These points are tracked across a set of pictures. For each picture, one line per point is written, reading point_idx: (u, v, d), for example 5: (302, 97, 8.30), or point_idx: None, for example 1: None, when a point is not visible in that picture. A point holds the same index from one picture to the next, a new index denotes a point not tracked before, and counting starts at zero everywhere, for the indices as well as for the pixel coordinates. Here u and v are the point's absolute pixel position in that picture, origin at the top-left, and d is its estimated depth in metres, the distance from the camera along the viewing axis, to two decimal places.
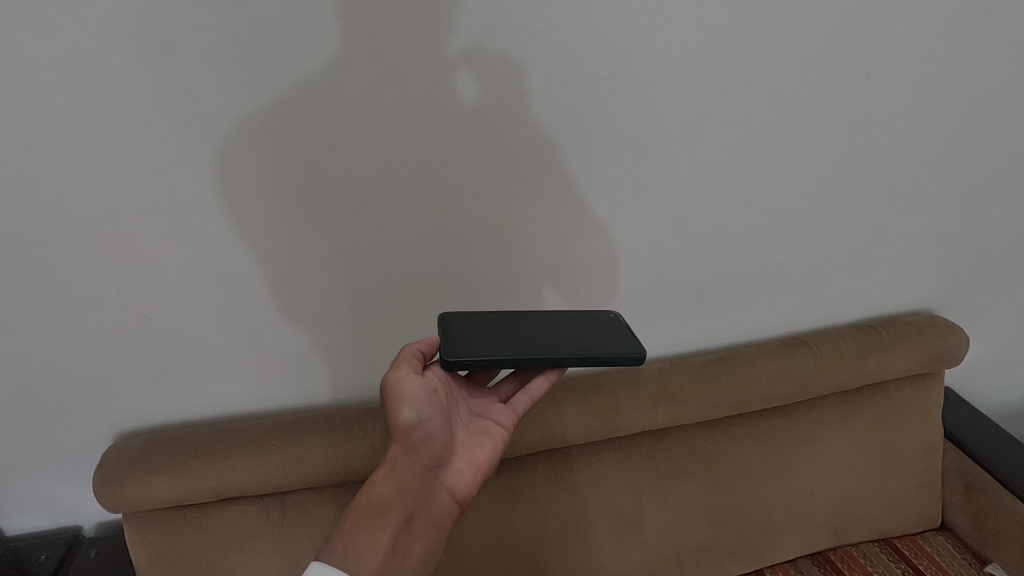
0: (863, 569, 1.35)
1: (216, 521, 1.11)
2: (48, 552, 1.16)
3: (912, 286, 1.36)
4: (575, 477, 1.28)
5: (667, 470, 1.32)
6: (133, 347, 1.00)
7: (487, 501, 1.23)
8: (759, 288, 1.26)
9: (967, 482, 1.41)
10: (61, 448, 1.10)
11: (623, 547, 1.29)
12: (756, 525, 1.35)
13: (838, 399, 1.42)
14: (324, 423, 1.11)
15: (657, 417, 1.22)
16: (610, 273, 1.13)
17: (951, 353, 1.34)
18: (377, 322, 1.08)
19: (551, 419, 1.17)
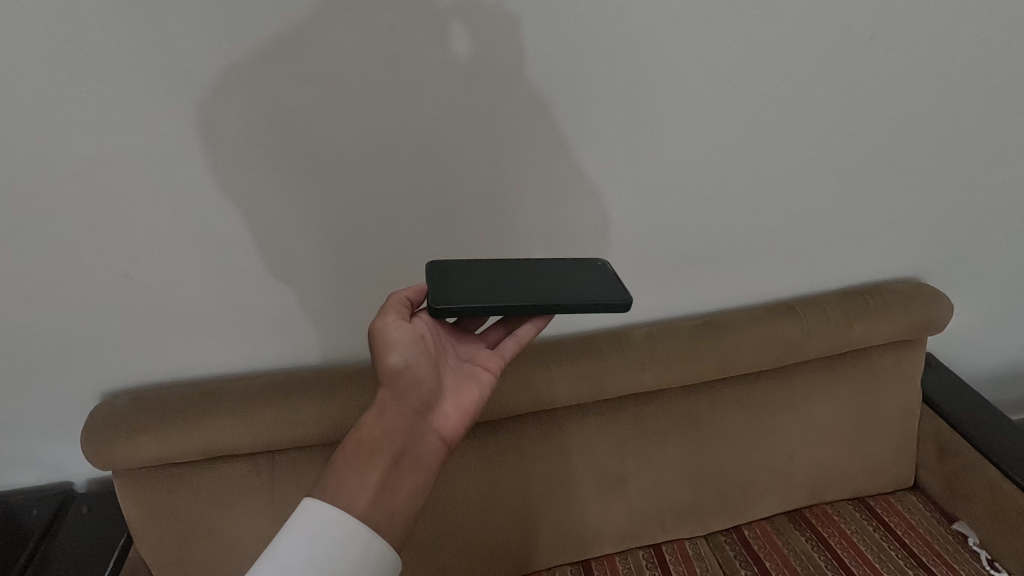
0: (836, 525, 1.40)
1: (208, 480, 1.12)
2: (41, 508, 1.19)
3: (900, 253, 1.36)
4: (561, 437, 1.31)
5: (651, 432, 1.35)
6: (117, 307, 0.99)
7: (474, 460, 1.27)
8: (750, 254, 1.26)
9: (940, 445, 1.44)
10: (48, 407, 1.10)
11: (607, 504, 1.33)
12: (737, 486, 1.39)
13: (822, 365, 1.44)
14: (313, 385, 1.11)
15: (644, 380, 1.24)
16: (599, 231, 1.10)
17: (935, 321, 1.35)
18: (364, 279, 1.05)
19: (537, 384, 1.19)
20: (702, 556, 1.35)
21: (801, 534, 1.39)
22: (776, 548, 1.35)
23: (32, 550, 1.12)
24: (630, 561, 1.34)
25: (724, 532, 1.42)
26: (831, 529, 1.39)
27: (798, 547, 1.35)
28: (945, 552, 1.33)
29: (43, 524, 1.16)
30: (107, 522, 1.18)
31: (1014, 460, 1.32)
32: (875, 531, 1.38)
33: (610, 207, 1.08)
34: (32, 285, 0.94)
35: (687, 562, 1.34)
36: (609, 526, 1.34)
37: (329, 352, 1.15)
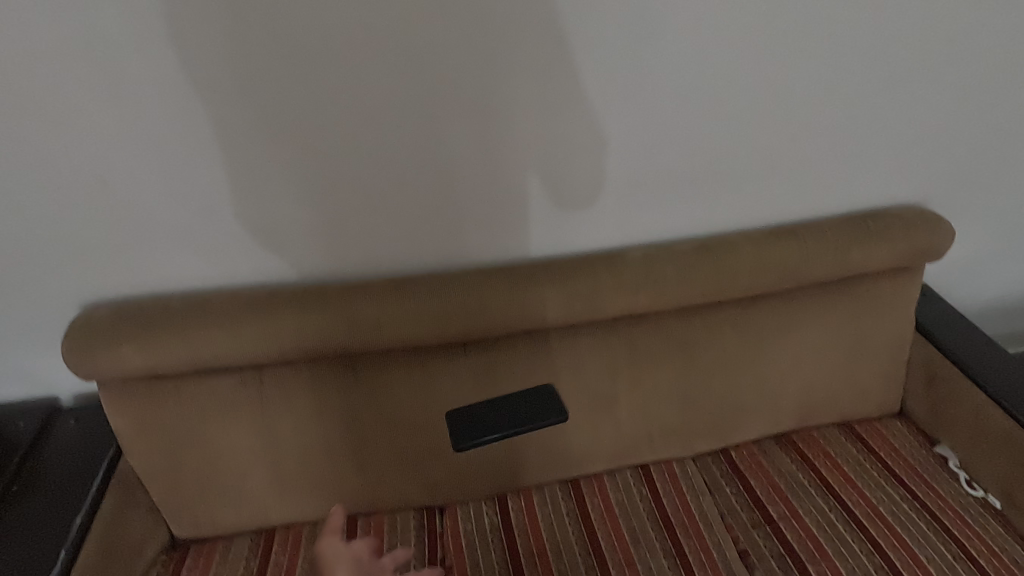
0: (819, 447, 1.42)
1: (199, 390, 1.13)
2: (27, 420, 1.19)
3: (907, 174, 1.28)
4: (552, 358, 1.27)
5: (643, 355, 1.33)
6: (96, 205, 1.01)
7: (456, 379, 1.23)
8: (746, 170, 1.20)
9: (928, 374, 1.40)
10: (32, 316, 1.11)
11: (599, 422, 1.33)
12: (726, 409, 1.40)
13: (816, 290, 1.40)
14: (297, 300, 1.08)
15: (634, 301, 1.16)
16: (595, 167, 1.13)
17: (934, 249, 1.26)
18: (365, 207, 1.09)
19: (516, 305, 1.11)
20: (690, 475, 1.36)
21: (787, 456, 1.39)
22: (761, 469, 1.37)
23: (20, 460, 1.12)
24: (619, 482, 1.35)
25: (711, 453, 1.42)
26: (815, 452, 1.40)
27: (784, 471, 1.36)
28: (928, 474, 1.33)
29: (29, 435, 1.16)
30: (94, 432, 1.18)
31: (1006, 386, 1.26)
32: (860, 455, 1.39)
33: (606, 135, 1.10)
34: (17, 184, 0.98)
35: (675, 482, 1.35)
36: (599, 447, 1.34)
37: (309, 267, 1.13)
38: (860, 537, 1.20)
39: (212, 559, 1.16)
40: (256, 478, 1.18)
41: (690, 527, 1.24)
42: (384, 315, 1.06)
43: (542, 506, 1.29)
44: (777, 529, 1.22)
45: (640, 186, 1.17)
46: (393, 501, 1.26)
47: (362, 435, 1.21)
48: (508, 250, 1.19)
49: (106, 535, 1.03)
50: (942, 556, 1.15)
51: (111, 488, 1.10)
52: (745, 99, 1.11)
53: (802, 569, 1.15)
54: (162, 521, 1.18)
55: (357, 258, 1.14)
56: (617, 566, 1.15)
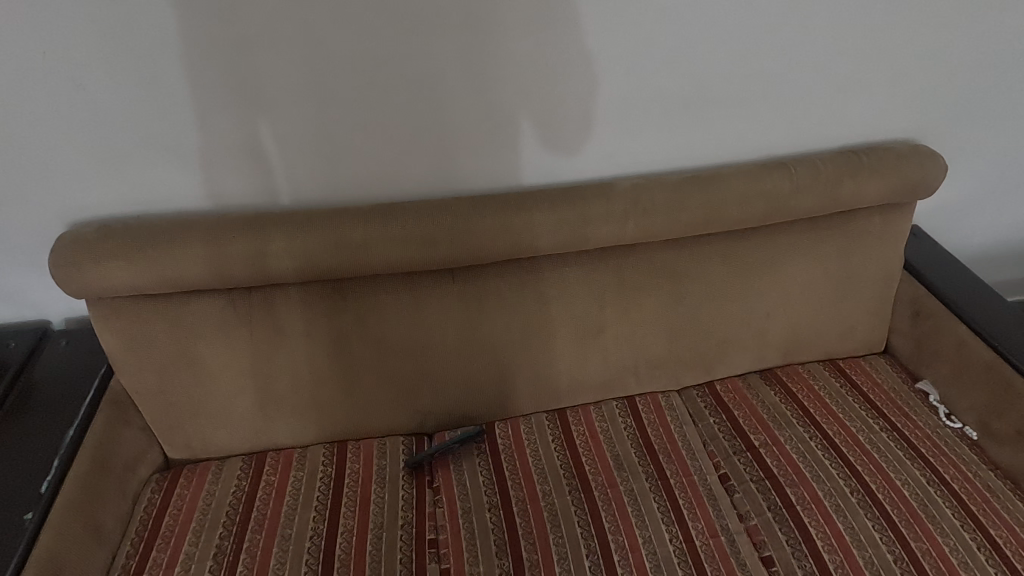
0: (806, 383, 1.21)
1: (183, 314, 1.02)
2: (17, 341, 1.12)
3: (908, 106, 1.18)
4: (538, 283, 1.10)
5: (635, 282, 1.13)
6: (52, 117, 0.93)
7: (398, 300, 1.06)
8: (745, 97, 1.10)
9: (914, 308, 1.24)
10: (5, 237, 1.04)
11: (586, 357, 1.16)
12: (712, 341, 1.20)
13: (805, 224, 1.18)
14: (283, 218, 0.99)
15: (619, 232, 1.05)
16: (588, 91, 1.04)
17: (928, 182, 1.14)
18: (342, 125, 1.01)
19: (523, 229, 1.01)
20: (674, 407, 1.18)
21: (771, 390, 1.20)
22: (745, 400, 1.18)
23: (13, 378, 1.07)
24: (604, 411, 1.18)
25: (697, 386, 1.24)
26: (802, 388, 1.19)
27: (768, 401, 1.17)
28: (906, 404, 1.16)
29: (21, 355, 1.10)
30: (87, 354, 1.12)
31: (994, 321, 1.13)
32: (843, 387, 1.20)
33: (596, 52, 1.00)
34: None
35: (659, 411, 1.17)
36: (586, 377, 1.18)
37: (275, 193, 1.05)
38: (839, 462, 1.04)
39: (207, 475, 1.06)
40: (250, 398, 1.08)
41: (672, 453, 1.08)
42: (374, 239, 0.97)
43: (527, 433, 1.13)
44: (759, 457, 1.07)
45: (627, 112, 1.08)
46: (379, 430, 1.14)
47: (349, 357, 1.08)
48: (498, 179, 1.10)
49: (98, 449, 0.98)
50: (915, 481, 1.00)
51: (102, 407, 1.03)
52: (733, 15, 1.01)
53: (781, 493, 1.00)
54: (157, 446, 1.09)
55: (333, 183, 1.06)
56: (599, 489, 1.02)
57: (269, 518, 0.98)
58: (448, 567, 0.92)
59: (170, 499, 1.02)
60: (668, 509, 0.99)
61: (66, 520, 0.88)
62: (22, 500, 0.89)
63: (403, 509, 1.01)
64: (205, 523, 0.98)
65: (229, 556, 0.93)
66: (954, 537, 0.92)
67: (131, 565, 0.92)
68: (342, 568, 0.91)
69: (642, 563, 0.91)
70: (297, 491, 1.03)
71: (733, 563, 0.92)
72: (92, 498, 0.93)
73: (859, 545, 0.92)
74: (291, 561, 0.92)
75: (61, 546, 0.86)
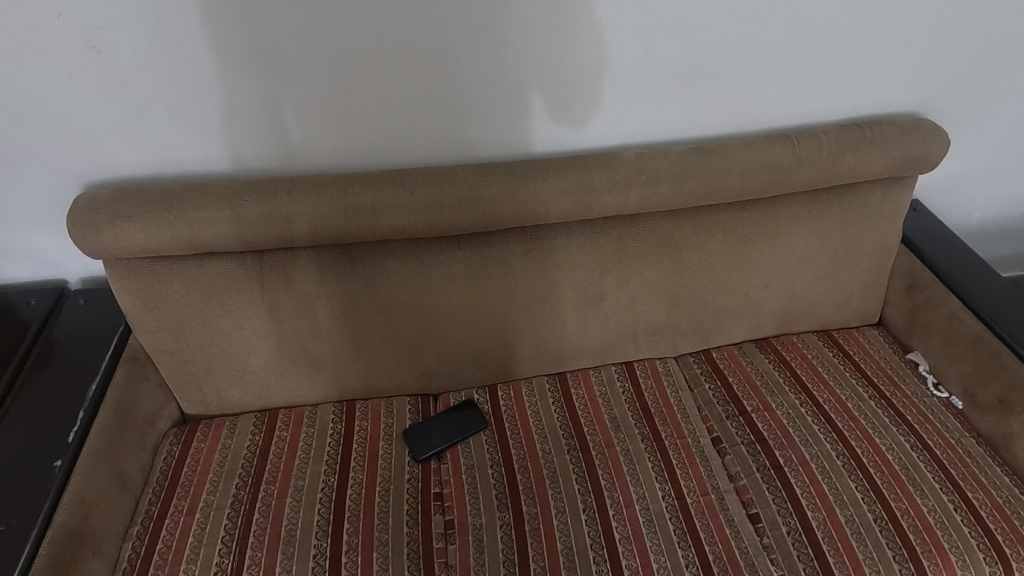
0: (799, 353, 1.25)
1: (197, 276, 1.06)
2: (38, 299, 1.17)
3: (913, 80, 1.19)
4: (542, 250, 1.14)
5: (635, 251, 1.17)
6: (70, 80, 0.95)
7: (407, 265, 1.10)
8: (751, 69, 1.11)
9: (909, 281, 1.27)
10: (26, 195, 1.07)
11: (586, 322, 1.21)
12: (708, 309, 1.24)
13: (805, 196, 1.20)
14: (293, 183, 1.01)
15: (623, 202, 1.08)
16: (597, 60, 1.05)
17: (927, 158, 1.16)
18: (353, 91, 1.03)
19: (529, 197, 1.04)
20: (671, 372, 1.23)
21: (766, 359, 1.24)
22: (740, 367, 1.23)
23: (34, 336, 1.11)
24: (603, 375, 1.23)
25: (693, 353, 1.29)
26: (796, 358, 1.24)
27: (762, 369, 1.22)
28: (894, 374, 1.20)
29: (41, 314, 1.14)
30: (106, 312, 1.16)
31: (986, 296, 1.17)
32: (834, 356, 1.24)
33: (606, 20, 1.01)
34: None
35: (657, 377, 1.22)
36: (586, 342, 1.23)
37: (286, 158, 1.08)
38: (827, 427, 1.09)
39: (223, 430, 1.12)
40: (264, 357, 1.13)
41: (668, 416, 1.14)
42: (383, 205, 1.01)
43: (529, 395, 1.19)
44: (751, 422, 1.12)
45: (633, 83, 1.09)
46: (387, 389, 1.19)
47: (359, 319, 1.12)
48: (505, 146, 1.13)
49: (119, 404, 1.03)
50: (898, 446, 1.05)
51: (122, 363, 1.08)
52: None
53: (770, 455, 1.05)
54: (172, 399, 1.15)
55: (344, 148, 1.09)
56: (596, 449, 1.08)
57: (282, 470, 1.04)
58: (451, 518, 0.99)
59: (187, 451, 1.08)
60: (662, 468, 1.04)
61: (92, 468, 0.94)
62: (49, 449, 0.95)
63: (410, 465, 1.07)
64: (222, 474, 1.04)
65: (246, 503, 0.99)
66: (932, 499, 0.97)
67: (153, 511, 0.99)
68: (352, 515, 0.97)
69: (636, 517, 0.97)
70: (309, 446, 1.09)
71: (722, 519, 0.98)
72: (115, 449, 0.99)
73: (841, 504, 0.97)
74: (305, 509, 0.98)
75: (87, 492, 0.92)
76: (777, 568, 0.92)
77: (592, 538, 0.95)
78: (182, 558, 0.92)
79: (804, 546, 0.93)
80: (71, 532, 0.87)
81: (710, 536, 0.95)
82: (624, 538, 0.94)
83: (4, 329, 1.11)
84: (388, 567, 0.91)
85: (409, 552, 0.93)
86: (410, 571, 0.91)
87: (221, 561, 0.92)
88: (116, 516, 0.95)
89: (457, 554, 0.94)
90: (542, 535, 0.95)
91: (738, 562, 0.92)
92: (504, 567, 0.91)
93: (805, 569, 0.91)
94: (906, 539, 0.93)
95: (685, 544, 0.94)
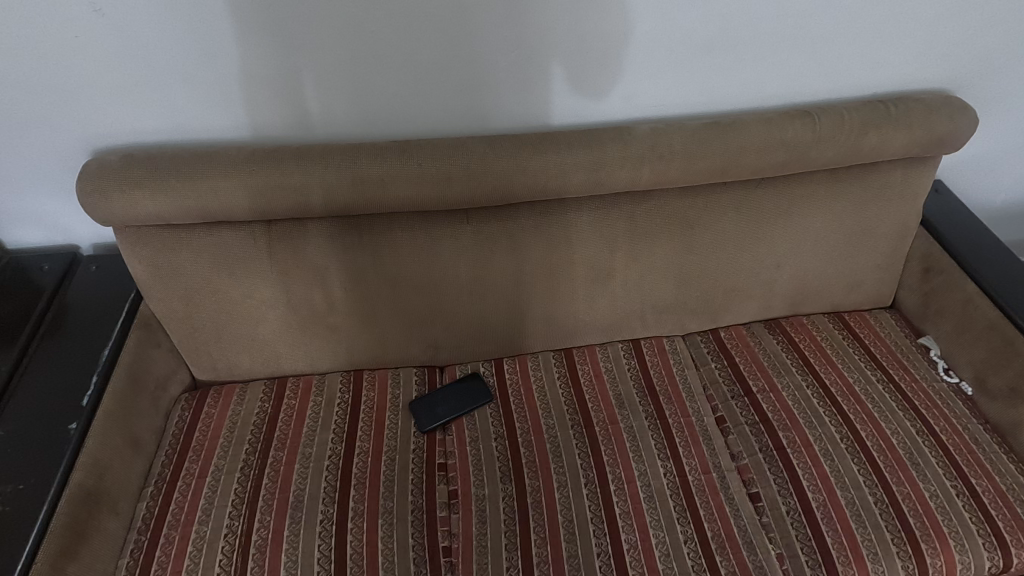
0: (809, 334, 1.24)
1: (204, 245, 1.05)
2: (50, 265, 1.18)
3: (945, 54, 1.13)
4: (550, 226, 1.12)
5: (645, 228, 1.15)
6: (76, 42, 0.93)
7: (414, 237, 1.09)
8: (773, 41, 1.07)
9: (925, 265, 1.24)
10: (35, 160, 1.06)
11: (594, 299, 1.20)
12: (718, 289, 1.22)
13: (825, 174, 1.17)
14: (300, 152, 1.00)
15: (635, 177, 1.05)
16: (613, 29, 1.01)
17: (954, 137, 1.11)
18: (360, 59, 1.00)
19: (539, 171, 1.02)
20: (678, 351, 1.23)
21: (774, 339, 1.23)
22: (748, 348, 1.22)
23: (48, 300, 1.12)
24: (609, 352, 1.23)
25: (701, 332, 1.28)
26: (805, 339, 1.23)
27: (770, 349, 1.21)
28: (904, 357, 1.19)
29: (53, 278, 1.15)
30: (117, 279, 1.17)
31: (1005, 282, 1.14)
32: (844, 338, 1.23)
33: None
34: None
35: (663, 355, 1.22)
36: (593, 319, 1.22)
37: (295, 125, 1.07)
38: (831, 409, 1.09)
39: (232, 397, 1.14)
40: (273, 326, 1.13)
41: (672, 394, 1.14)
42: (391, 176, 0.99)
43: (534, 370, 1.19)
44: (755, 402, 1.11)
45: (650, 53, 1.05)
46: (394, 360, 1.20)
47: (366, 291, 1.12)
48: (516, 117, 1.10)
49: (131, 368, 1.05)
50: (904, 431, 1.04)
51: (134, 329, 1.09)
52: None
53: (772, 435, 1.05)
54: (183, 365, 1.16)
55: (352, 118, 1.07)
56: (600, 424, 1.08)
57: (291, 437, 1.06)
58: (455, 488, 1.00)
59: (198, 416, 1.10)
60: (664, 446, 1.05)
61: (107, 431, 0.96)
62: (65, 411, 0.97)
63: (416, 436, 1.08)
64: (232, 439, 1.06)
65: (255, 469, 1.01)
66: (934, 483, 0.97)
67: (166, 473, 1.01)
68: (358, 483, 0.99)
69: (636, 492, 0.98)
70: (317, 415, 1.10)
71: (722, 496, 0.98)
72: (129, 412, 1.01)
73: (842, 486, 0.97)
74: (312, 475, 1.00)
75: (102, 454, 0.94)
76: (774, 545, 0.92)
77: (592, 512, 0.96)
78: (193, 519, 0.95)
79: (803, 525, 0.94)
80: (87, 491, 0.90)
81: (710, 513, 0.96)
82: (624, 513, 0.95)
83: (18, 294, 1.12)
84: (393, 533, 0.93)
85: (413, 520, 0.95)
86: (414, 537, 0.93)
87: (230, 523, 0.94)
88: (130, 478, 0.98)
89: (460, 522, 0.95)
90: (543, 507, 0.97)
91: (736, 539, 0.93)
92: (506, 537, 0.93)
93: (803, 549, 0.91)
94: (905, 522, 0.93)
95: (684, 520, 0.95)
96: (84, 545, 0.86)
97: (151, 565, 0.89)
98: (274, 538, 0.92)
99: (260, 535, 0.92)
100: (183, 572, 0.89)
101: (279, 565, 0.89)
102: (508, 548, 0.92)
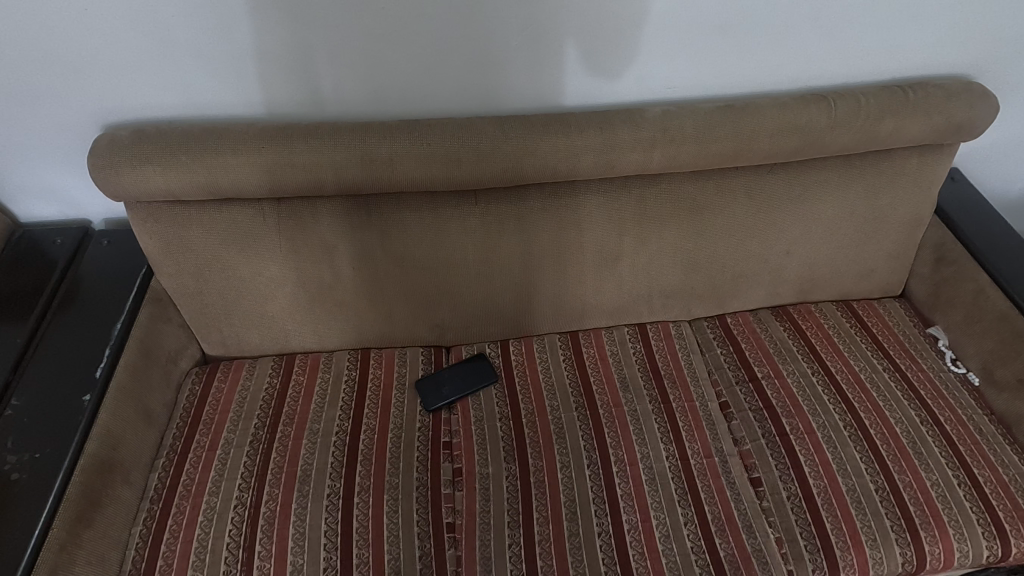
0: (816, 322, 1.23)
1: (214, 222, 1.06)
2: (63, 239, 1.19)
3: (968, 40, 1.10)
4: (559, 208, 1.11)
5: (653, 212, 1.14)
6: (84, 13, 0.93)
7: (422, 216, 1.09)
8: (792, 23, 1.04)
9: (937, 254, 1.23)
10: (47, 132, 1.06)
11: (601, 282, 1.19)
12: (726, 274, 1.22)
13: (838, 160, 1.15)
14: (307, 129, 1.00)
15: (646, 160, 1.04)
16: (628, 9, 0.99)
17: (972, 123, 1.09)
18: (370, 35, 0.99)
19: (548, 153, 1.01)
20: (684, 336, 1.23)
21: (781, 326, 1.23)
22: (754, 334, 1.22)
23: (61, 274, 1.14)
24: (614, 336, 1.23)
25: (708, 317, 1.28)
26: (812, 327, 1.22)
27: (777, 337, 1.21)
28: (912, 347, 1.18)
29: (66, 253, 1.17)
30: (128, 254, 1.18)
31: (1017, 271, 1.13)
32: (852, 326, 1.23)
33: None
34: None
35: (669, 339, 1.22)
36: (599, 302, 1.22)
37: (304, 103, 1.06)
38: (837, 398, 1.08)
39: (242, 372, 1.16)
40: (281, 304, 1.14)
41: (676, 379, 1.14)
42: (400, 156, 0.99)
43: (540, 352, 1.20)
44: (760, 388, 1.12)
45: (664, 34, 1.03)
46: (400, 340, 1.21)
47: (373, 270, 1.12)
48: (527, 97, 1.09)
49: (143, 343, 1.06)
50: (908, 421, 1.04)
51: (145, 304, 1.10)
52: None
53: (776, 422, 1.06)
54: (193, 340, 1.18)
55: (362, 97, 1.06)
56: (603, 407, 1.09)
57: (299, 413, 1.08)
58: (459, 466, 1.02)
59: (208, 390, 1.12)
60: (667, 430, 1.06)
61: (119, 404, 0.98)
62: (78, 383, 0.98)
63: (421, 414, 1.09)
64: (242, 413, 1.08)
65: (264, 443, 1.03)
66: (936, 473, 0.97)
67: (177, 445, 1.03)
68: (365, 459, 1.01)
69: (638, 475, 0.99)
70: (324, 392, 1.12)
71: (723, 480, 0.99)
72: (140, 386, 1.03)
73: (844, 473, 0.98)
74: (319, 450, 1.02)
75: (115, 425, 0.96)
76: (773, 530, 0.93)
77: (594, 493, 0.97)
78: (204, 490, 0.97)
79: (803, 511, 0.95)
80: (101, 462, 0.92)
81: (711, 497, 0.97)
82: (625, 494, 0.97)
83: (32, 267, 1.14)
84: (398, 509, 0.95)
85: (417, 496, 0.97)
86: (419, 513, 0.95)
87: (240, 495, 0.96)
88: (142, 449, 1.00)
89: (463, 499, 0.97)
90: (546, 488, 0.98)
91: (736, 521, 0.94)
92: (509, 516, 0.95)
93: (801, 534, 0.92)
94: (905, 510, 0.94)
95: (685, 502, 0.96)
96: (99, 513, 0.88)
97: (164, 533, 0.92)
98: (282, 509, 0.94)
99: (269, 507, 0.95)
100: (195, 540, 0.91)
101: (287, 537, 0.91)
102: (510, 525, 0.94)
